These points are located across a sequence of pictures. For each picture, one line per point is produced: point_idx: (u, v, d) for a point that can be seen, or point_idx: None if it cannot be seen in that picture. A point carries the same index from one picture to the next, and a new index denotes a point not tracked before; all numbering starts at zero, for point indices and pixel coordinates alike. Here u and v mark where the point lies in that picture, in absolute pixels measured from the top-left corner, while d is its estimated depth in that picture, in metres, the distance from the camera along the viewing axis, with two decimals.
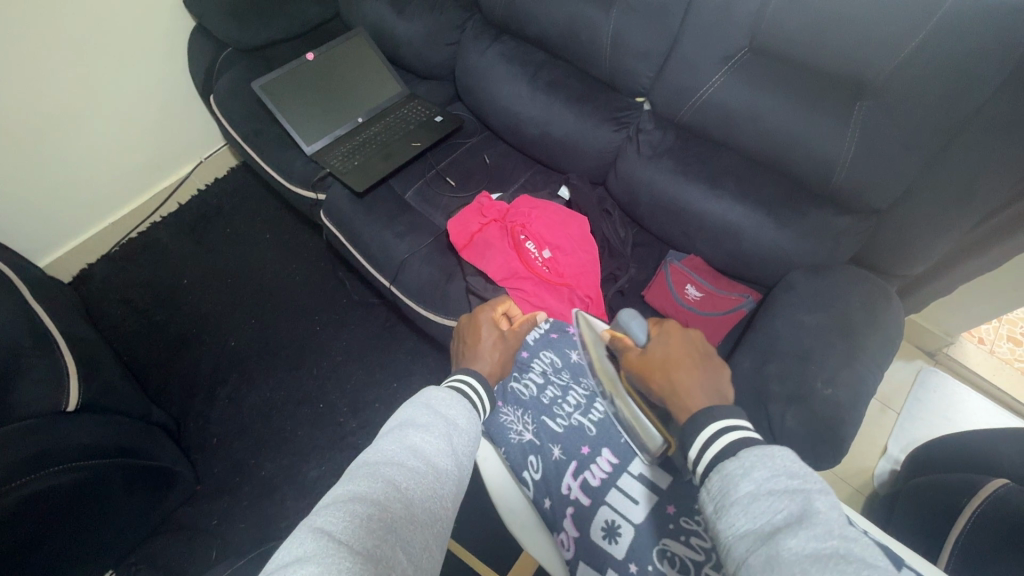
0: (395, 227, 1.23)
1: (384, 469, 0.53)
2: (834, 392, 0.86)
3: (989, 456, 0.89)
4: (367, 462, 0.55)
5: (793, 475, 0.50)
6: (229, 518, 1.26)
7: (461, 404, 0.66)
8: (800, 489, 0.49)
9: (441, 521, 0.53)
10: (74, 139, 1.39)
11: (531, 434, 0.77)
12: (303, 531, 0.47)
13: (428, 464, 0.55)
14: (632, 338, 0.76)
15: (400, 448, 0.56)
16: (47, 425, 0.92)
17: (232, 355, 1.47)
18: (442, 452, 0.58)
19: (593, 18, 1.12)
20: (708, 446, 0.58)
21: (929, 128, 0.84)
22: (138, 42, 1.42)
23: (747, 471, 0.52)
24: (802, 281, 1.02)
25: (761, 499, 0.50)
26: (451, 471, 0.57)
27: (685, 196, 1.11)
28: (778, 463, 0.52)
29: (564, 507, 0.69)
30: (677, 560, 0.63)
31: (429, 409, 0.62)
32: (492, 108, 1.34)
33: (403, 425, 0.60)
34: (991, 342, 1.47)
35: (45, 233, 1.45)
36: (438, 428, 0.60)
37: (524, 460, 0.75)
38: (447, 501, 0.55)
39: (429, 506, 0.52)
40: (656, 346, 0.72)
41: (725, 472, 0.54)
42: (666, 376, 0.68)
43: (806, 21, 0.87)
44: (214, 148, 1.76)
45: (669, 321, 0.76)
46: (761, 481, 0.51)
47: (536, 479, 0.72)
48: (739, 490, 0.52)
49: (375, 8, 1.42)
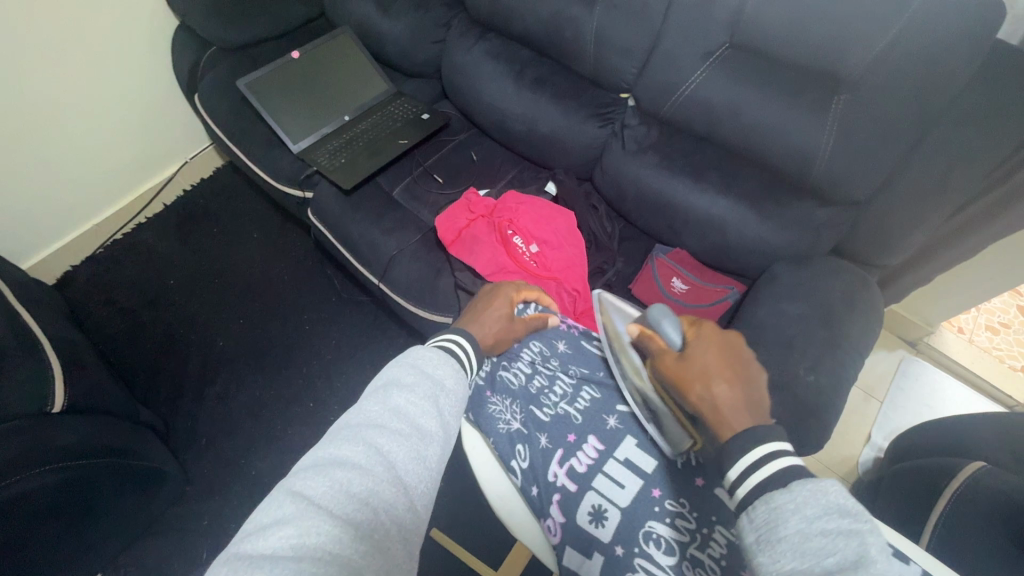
0: (383, 223, 1.23)
1: (367, 432, 0.54)
2: (816, 378, 0.88)
3: (968, 440, 0.92)
4: (349, 424, 0.56)
5: (846, 514, 0.47)
6: (220, 518, 1.25)
7: (450, 363, 0.65)
8: (853, 531, 0.46)
9: (425, 481, 0.55)
10: (56, 139, 1.38)
11: (519, 423, 0.76)
12: (282, 492, 0.49)
13: (412, 426, 0.56)
14: (663, 338, 0.71)
15: (384, 410, 0.57)
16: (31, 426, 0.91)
17: (221, 355, 1.46)
18: (427, 413, 0.58)
19: (577, 16, 1.13)
20: (753, 470, 0.53)
21: (903, 121, 0.86)
22: (121, 40, 1.41)
23: (799, 507, 0.49)
24: (784, 272, 1.04)
25: (814, 539, 0.46)
26: (437, 432, 0.58)
27: (670, 191, 1.13)
28: (831, 499, 0.48)
29: (551, 494, 0.70)
30: (663, 541, 0.64)
31: (415, 368, 0.62)
32: (479, 106, 1.35)
33: (389, 385, 0.60)
34: (970, 332, 1.50)
35: (28, 236, 1.43)
36: (423, 390, 0.60)
37: (512, 449, 0.74)
38: (433, 461, 0.56)
39: (414, 469, 0.54)
40: (695, 353, 0.66)
41: (774, 505, 0.50)
42: (706, 390, 0.62)
43: (783, 18, 0.89)
44: (199, 148, 1.74)
45: (706, 322, 0.70)
46: (813, 519, 0.47)
47: (524, 468, 0.72)
48: (788, 527, 0.48)
49: (361, 7, 1.43)
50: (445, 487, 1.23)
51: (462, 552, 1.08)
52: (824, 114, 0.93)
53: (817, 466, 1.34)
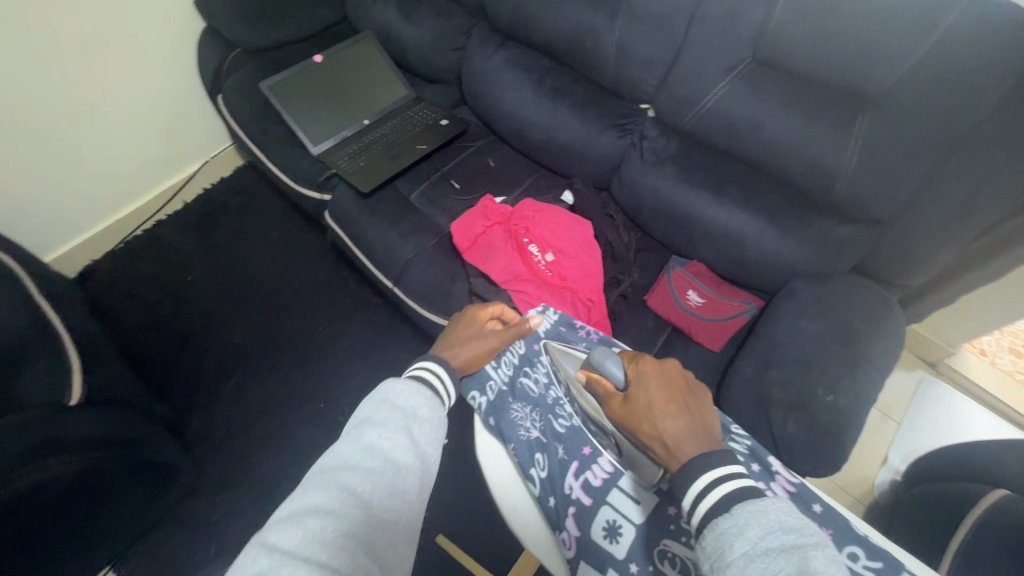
0: (400, 226, 1.24)
1: (339, 477, 0.55)
2: (836, 398, 0.86)
3: (990, 466, 0.90)
4: (322, 471, 0.56)
5: (789, 530, 0.47)
6: (229, 515, 1.26)
7: (421, 393, 0.65)
8: (796, 547, 0.46)
9: (406, 514, 0.55)
10: (82, 135, 1.41)
11: (538, 432, 0.73)
12: (259, 548, 0.49)
13: (386, 463, 0.57)
14: (609, 379, 0.67)
15: (356, 452, 0.57)
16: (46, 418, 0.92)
17: (234, 352, 1.47)
18: (401, 448, 0.58)
19: (598, 26, 1.13)
20: (701, 498, 0.52)
21: (929, 141, 0.85)
22: (149, 41, 1.44)
23: (741, 530, 0.48)
24: (804, 289, 1.02)
25: (758, 560, 0.45)
26: (412, 464, 0.58)
27: (688, 204, 1.12)
28: (772, 518, 0.48)
29: (566, 507, 0.67)
30: (678, 561, 0.61)
31: (387, 404, 0.62)
32: (497, 113, 1.35)
33: (360, 426, 0.60)
34: (993, 354, 1.45)
35: (53, 229, 1.47)
36: (395, 425, 0.60)
37: (531, 457, 0.71)
38: (410, 495, 0.56)
39: (389, 504, 0.55)
40: (638, 392, 0.63)
41: (719, 531, 0.49)
42: (655, 427, 0.61)
43: (809, 33, 0.88)
44: (220, 148, 1.77)
45: (645, 355, 0.68)
46: (757, 540, 0.47)
47: (542, 477, 0.70)
48: (733, 552, 0.47)
49: (384, 13, 1.44)
50: (453, 492, 1.23)
51: (469, 562, 1.07)
52: (846, 131, 0.92)
53: (830, 486, 1.32)
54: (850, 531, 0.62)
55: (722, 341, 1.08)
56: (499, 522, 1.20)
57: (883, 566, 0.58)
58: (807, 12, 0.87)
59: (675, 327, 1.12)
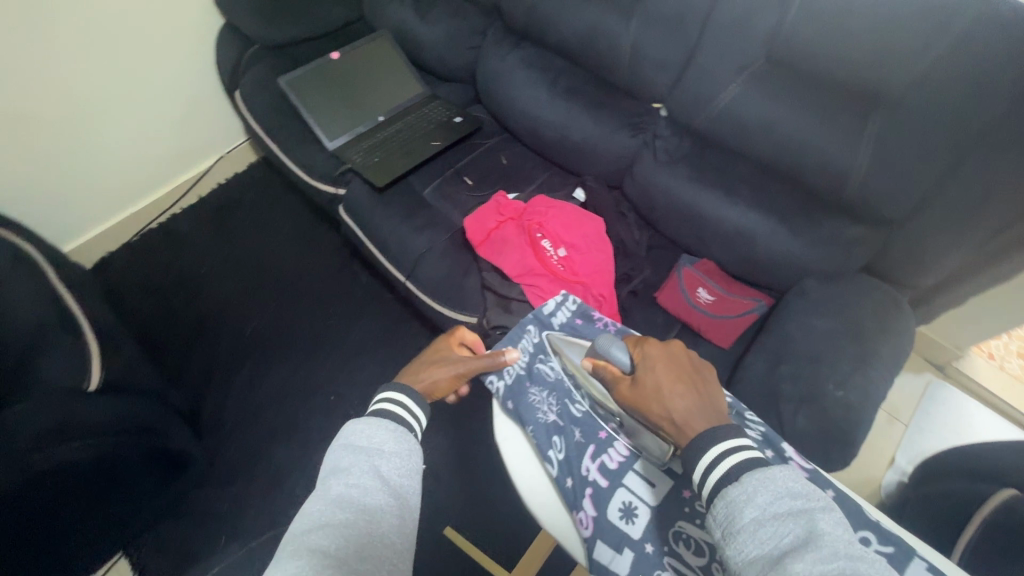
0: (414, 221, 1.26)
1: (312, 539, 0.51)
2: (845, 394, 0.88)
3: (998, 465, 0.90)
4: (293, 536, 0.52)
5: (797, 495, 0.49)
6: (240, 504, 1.27)
7: (385, 428, 0.62)
8: (804, 511, 0.48)
9: (388, 558, 0.53)
10: (101, 128, 1.43)
11: (555, 415, 0.73)
12: None
13: (359, 510, 0.54)
14: (616, 364, 0.68)
15: (327, 507, 0.53)
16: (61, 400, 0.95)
17: (246, 344, 1.49)
18: (373, 491, 0.56)
19: (613, 26, 1.15)
20: (711, 468, 0.54)
21: (941, 142, 0.86)
22: (168, 37, 1.46)
23: (751, 497, 0.50)
24: (814, 287, 1.03)
25: (770, 525, 0.48)
26: (387, 504, 0.56)
27: (700, 203, 1.13)
28: (781, 484, 0.50)
29: (583, 487, 0.67)
30: (693, 542, 0.62)
31: (351, 449, 0.59)
32: (511, 111, 1.37)
33: (326, 479, 0.56)
34: (1001, 358, 1.46)
35: (71, 220, 1.49)
36: (362, 468, 0.57)
37: (548, 440, 0.72)
38: (390, 536, 0.54)
39: (369, 552, 0.52)
40: (645, 374, 0.65)
41: (729, 498, 0.51)
42: (664, 406, 0.62)
43: (823, 34, 0.89)
44: (235, 143, 1.79)
45: (649, 339, 0.69)
46: (766, 506, 0.49)
47: (559, 459, 0.70)
48: (743, 518, 0.49)
49: (400, 13, 1.47)
50: (462, 485, 1.25)
51: (478, 554, 1.08)
52: (859, 132, 0.93)
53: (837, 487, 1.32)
54: (860, 516, 0.63)
55: (733, 338, 1.09)
56: (508, 515, 1.21)
57: (894, 552, 0.59)
58: (820, 14, 0.89)
59: (685, 324, 1.14)
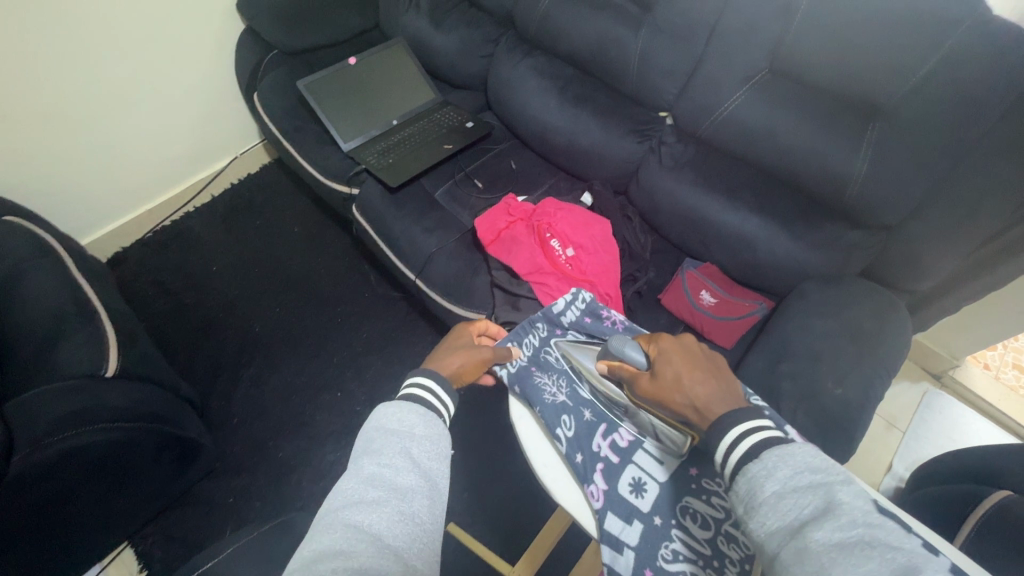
0: (425, 222, 1.29)
1: (346, 514, 0.50)
2: (844, 392, 0.90)
3: (994, 466, 0.92)
4: (327, 512, 0.51)
5: (816, 469, 0.51)
6: (245, 497, 1.28)
7: (415, 412, 0.62)
8: (823, 483, 0.50)
9: (421, 538, 0.51)
10: (121, 125, 1.47)
11: (564, 396, 0.77)
12: None
13: (390, 488, 0.53)
14: (631, 363, 0.71)
15: (359, 485, 0.53)
16: (71, 390, 0.96)
17: (256, 340, 1.51)
18: (405, 470, 0.55)
19: (623, 36, 1.20)
20: (733, 447, 0.57)
21: (936, 149, 0.90)
22: (190, 39, 1.51)
23: (771, 472, 0.52)
24: (815, 290, 1.06)
25: (789, 497, 0.50)
26: (420, 485, 0.54)
27: (704, 207, 1.17)
28: (800, 460, 0.52)
29: (594, 463, 0.70)
30: (699, 516, 0.65)
31: (382, 429, 0.59)
32: (522, 118, 1.42)
33: (357, 459, 0.56)
34: (997, 368, 1.49)
35: (90, 214, 1.52)
36: (393, 449, 0.56)
37: (557, 419, 0.75)
38: (422, 517, 0.53)
39: (401, 531, 0.50)
40: (663, 367, 0.67)
41: (750, 475, 0.54)
42: (685, 395, 0.64)
43: (822, 46, 0.94)
44: (250, 145, 1.83)
45: (662, 335, 0.72)
46: (786, 480, 0.51)
47: (569, 436, 0.73)
48: (765, 491, 0.52)
49: (415, 21, 1.52)
50: (467, 482, 1.26)
51: (482, 548, 1.09)
52: (858, 139, 0.97)
53: None
54: None
55: (735, 339, 1.12)
56: (510, 512, 1.22)
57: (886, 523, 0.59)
58: (820, 27, 0.94)
59: (689, 325, 1.17)
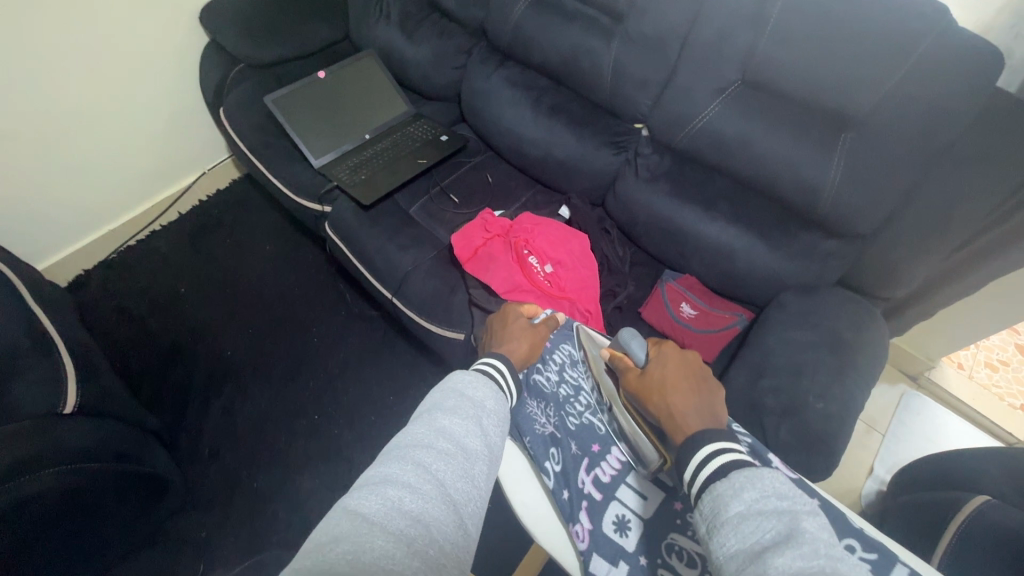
0: (399, 239, 1.26)
1: (416, 453, 0.57)
2: (825, 406, 0.90)
3: (973, 473, 0.93)
4: (400, 446, 0.59)
5: (782, 496, 0.51)
6: (219, 531, 1.23)
7: (488, 387, 0.69)
8: (789, 510, 0.50)
9: (475, 497, 0.57)
10: (80, 144, 1.40)
11: (552, 427, 0.75)
12: (339, 511, 0.52)
13: (457, 445, 0.59)
14: (632, 358, 0.74)
15: (431, 431, 0.60)
16: (26, 432, 0.89)
17: (228, 363, 1.46)
18: (471, 433, 0.61)
19: (596, 47, 1.19)
20: (702, 465, 0.57)
21: (905, 159, 0.91)
22: (152, 52, 1.45)
23: (737, 492, 0.53)
24: (793, 301, 1.06)
25: (752, 520, 0.51)
26: (482, 451, 0.61)
27: (681, 219, 1.16)
28: (767, 483, 0.52)
29: (579, 500, 0.68)
30: (685, 554, 0.62)
31: (456, 393, 0.66)
32: (496, 130, 1.40)
33: (433, 409, 0.63)
34: (970, 368, 1.52)
35: (45, 238, 1.45)
36: (466, 412, 0.63)
37: (545, 451, 0.72)
38: (480, 479, 0.58)
39: (462, 486, 0.56)
40: (655, 367, 0.70)
41: (716, 493, 0.54)
42: (664, 398, 0.67)
43: (795, 57, 0.94)
44: (217, 160, 1.78)
45: (669, 342, 0.74)
46: (751, 502, 0.52)
47: (557, 471, 0.70)
48: (729, 511, 0.52)
49: (386, 33, 1.49)
50: None
51: None
52: (831, 150, 0.97)
53: None
54: (844, 523, 0.62)
55: (715, 352, 1.12)
56: None
57: (877, 558, 0.58)
58: (791, 38, 0.93)
59: (669, 338, 1.16)
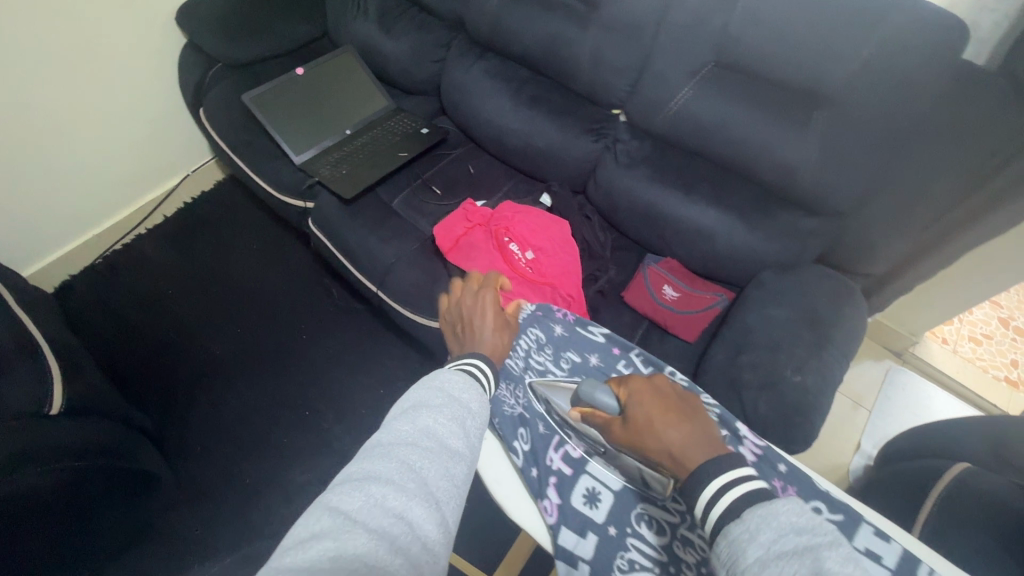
0: (381, 232, 1.26)
1: (400, 450, 0.57)
2: (803, 378, 0.91)
3: (953, 441, 0.94)
4: (384, 442, 0.59)
5: (801, 531, 0.46)
6: (211, 526, 1.24)
7: (473, 387, 0.69)
8: (811, 549, 0.44)
9: (456, 497, 0.58)
10: (60, 148, 1.40)
11: (522, 407, 0.76)
12: (321, 506, 0.53)
13: (441, 445, 0.59)
14: (603, 409, 0.67)
15: (416, 430, 0.60)
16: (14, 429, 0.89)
17: (216, 362, 1.46)
18: (454, 433, 0.62)
19: (572, 35, 1.19)
20: (710, 505, 0.52)
21: (877, 134, 0.92)
22: (129, 55, 1.45)
23: (753, 535, 0.47)
24: (772, 279, 1.08)
25: (773, 565, 0.44)
26: (464, 452, 0.61)
27: (661, 203, 1.17)
28: (784, 521, 0.47)
29: (547, 477, 0.70)
30: (654, 522, 0.64)
31: (443, 392, 0.65)
32: (476, 122, 1.40)
33: (418, 407, 0.63)
34: (954, 342, 1.54)
35: (28, 245, 1.45)
36: (451, 412, 0.63)
37: (514, 431, 0.74)
38: (461, 480, 0.59)
39: (444, 485, 0.57)
40: (634, 410, 0.64)
41: (731, 537, 0.49)
42: (659, 438, 0.60)
43: (766, 36, 0.95)
44: (200, 162, 1.78)
45: (631, 376, 0.69)
46: (769, 544, 0.46)
47: (526, 450, 0.72)
48: (747, 558, 0.46)
49: (364, 28, 1.49)
50: None
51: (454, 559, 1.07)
52: (805, 129, 0.99)
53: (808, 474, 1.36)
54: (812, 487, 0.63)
55: (696, 332, 1.13)
56: (485, 520, 1.21)
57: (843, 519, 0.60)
58: (761, 18, 0.94)
59: (652, 320, 1.17)
